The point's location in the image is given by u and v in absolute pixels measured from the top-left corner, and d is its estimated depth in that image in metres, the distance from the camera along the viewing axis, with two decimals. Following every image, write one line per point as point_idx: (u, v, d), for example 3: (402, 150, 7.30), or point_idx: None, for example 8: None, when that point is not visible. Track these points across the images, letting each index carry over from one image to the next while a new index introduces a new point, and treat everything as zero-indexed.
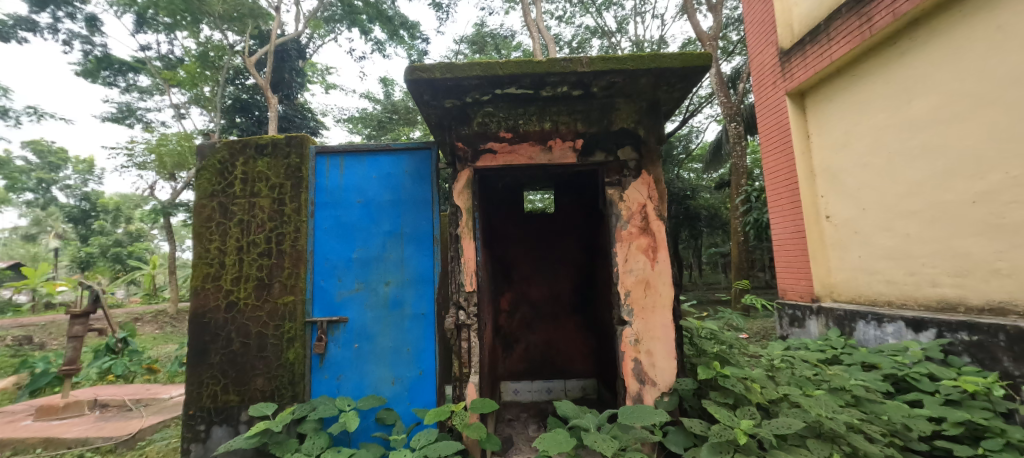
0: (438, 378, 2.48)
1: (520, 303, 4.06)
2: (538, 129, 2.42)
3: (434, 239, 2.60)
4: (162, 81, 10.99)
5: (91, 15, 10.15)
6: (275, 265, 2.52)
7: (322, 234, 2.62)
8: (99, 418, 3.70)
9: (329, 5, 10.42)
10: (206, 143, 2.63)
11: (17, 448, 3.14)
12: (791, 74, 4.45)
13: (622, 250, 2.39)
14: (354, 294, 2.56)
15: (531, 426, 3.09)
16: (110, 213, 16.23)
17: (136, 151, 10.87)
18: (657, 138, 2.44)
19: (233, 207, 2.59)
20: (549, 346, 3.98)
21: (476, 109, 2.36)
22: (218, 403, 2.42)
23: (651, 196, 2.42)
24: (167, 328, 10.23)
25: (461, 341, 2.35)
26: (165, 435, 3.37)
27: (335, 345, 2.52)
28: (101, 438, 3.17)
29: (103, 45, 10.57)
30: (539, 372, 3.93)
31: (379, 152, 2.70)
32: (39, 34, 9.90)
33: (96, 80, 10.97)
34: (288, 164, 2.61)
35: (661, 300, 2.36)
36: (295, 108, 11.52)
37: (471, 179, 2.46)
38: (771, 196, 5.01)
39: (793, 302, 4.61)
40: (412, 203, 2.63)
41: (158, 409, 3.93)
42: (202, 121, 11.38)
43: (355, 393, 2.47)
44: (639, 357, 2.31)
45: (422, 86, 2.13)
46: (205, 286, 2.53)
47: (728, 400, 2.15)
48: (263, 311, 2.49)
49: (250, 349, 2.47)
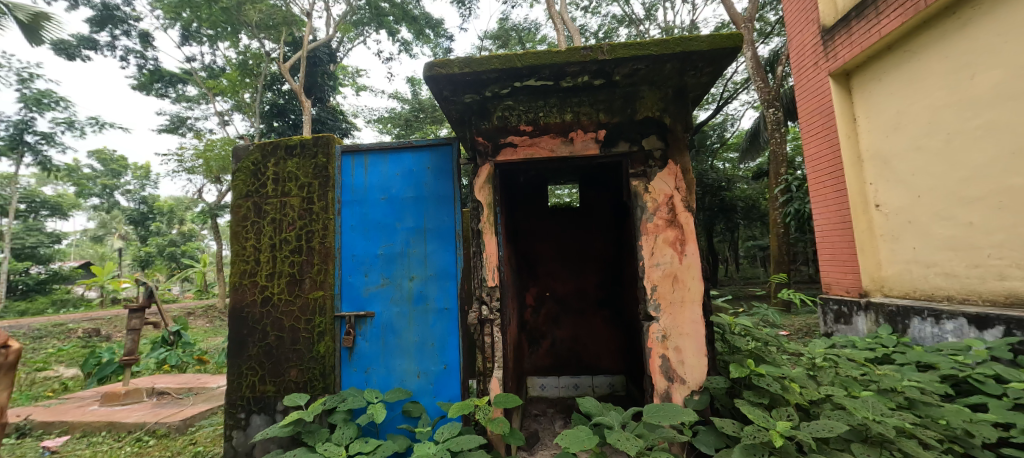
0: (463, 372, 2.49)
1: (546, 298, 4.03)
2: (559, 121, 2.36)
3: (455, 234, 2.60)
4: (207, 90, 11.66)
5: (143, 31, 10.91)
6: (306, 262, 2.62)
7: (348, 231, 2.68)
8: (156, 404, 4.00)
9: (358, 9, 10.67)
10: (242, 145, 2.78)
11: (86, 430, 3.47)
12: (833, 53, 4.15)
13: (648, 243, 2.32)
14: (380, 289, 2.62)
15: (557, 422, 3.08)
16: (165, 215, 17.42)
17: (185, 157, 11.58)
18: (683, 127, 2.34)
19: (266, 207, 2.70)
20: (576, 342, 3.95)
21: (496, 102, 2.35)
22: (256, 392, 2.55)
23: (678, 187, 2.33)
24: (217, 322, 10.88)
25: (485, 335, 2.36)
26: (212, 422, 3.59)
27: (362, 339, 2.59)
28: (156, 423, 3.42)
29: (154, 59, 11.34)
30: (565, 368, 3.90)
31: (402, 149, 2.73)
32: (100, 52, 10.75)
33: (149, 92, 11.76)
34: (315, 163, 2.70)
35: (690, 295, 2.27)
36: (328, 110, 11.89)
37: (491, 174, 2.46)
38: (813, 185, 4.70)
39: (838, 297, 4.33)
40: (434, 199, 2.65)
41: (207, 398, 4.19)
42: (243, 126, 11.99)
43: (382, 385, 2.54)
44: (667, 354, 2.24)
45: (442, 82, 2.15)
46: (242, 282, 2.67)
47: (763, 400, 2.04)
48: (295, 305, 2.59)
49: (283, 342, 2.58)
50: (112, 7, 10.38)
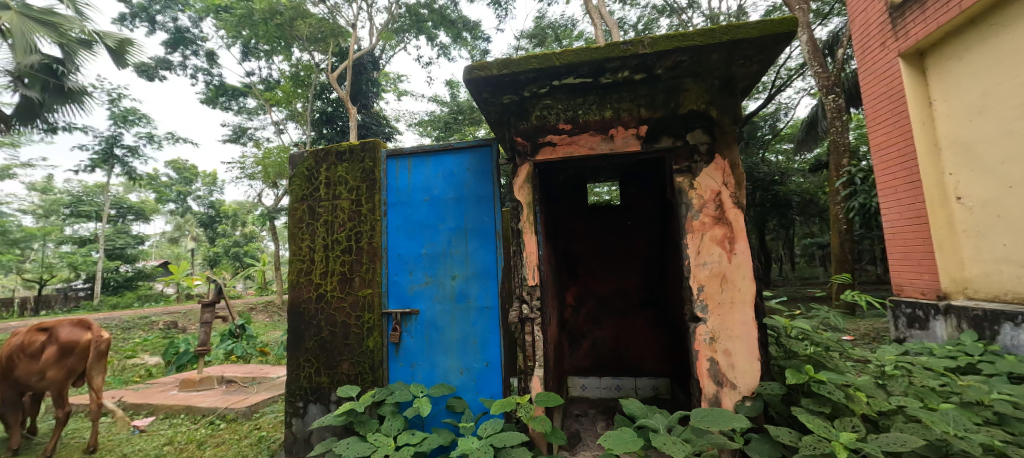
0: (504, 370, 2.53)
1: (586, 297, 3.98)
2: (598, 118, 2.34)
3: (496, 233, 2.64)
4: (264, 101, 12.56)
5: (210, 50, 11.94)
6: (355, 260, 2.76)
7: (394, 231, 2.80)
8: (225, 391, 4.38)
9: (399, 17, 11.06)
10: (297, 152, 2.98)
11: (168, 412, 3.87)
12: (903, 32, 3.78)
13: (693, 241, 2.24)
14: (424, 287, 2.71)
15: (599, 423, 3.04)
16: (230, 218, 18.97)
17: (246, 164, 12.54)
18: (732, 119, 2.22)
19: (319, 209, 2.88)
20: (618, 342, 3.87)
21: (535, 102, 2.36)
22: (312, 383, 2.73)
23: (726, 182, 2.23)
24: (276, 316, 11.71)
25: (525, 334, 2.37)
26: (274, 409, 3.88)
27: (408, 335, 2.69)
28: (227, 408, 3.75)
29: (219, 76, 12.39)
30: (607, 369, 3.85)
31: (443, 151, 2.80)
32: (173, 71, 11.88)
33: (216, 106, 12.85)
34: (363, 167, 2.84)
35: (740, 296, 2.17)
36: (372, 116, 12.43)
37: (531, 173, 2.47)
38: (880, 176, 4.32)
39: (911, 299, 3.95)
40: (475, 199, 2.70)
41: (268, 387, 4.53)
42: (297, 134, 12.80)
43: (427, 380, 2.62)
44: (716, 357, 2.15)
45: (481, 84, 2.21)
46: (300, 280, 2.86)
47: (824, 409, 1.91)
48: (346, 302, 2.74)
49: (336, 336, 2.73)
50: (184, 30, 11.46)
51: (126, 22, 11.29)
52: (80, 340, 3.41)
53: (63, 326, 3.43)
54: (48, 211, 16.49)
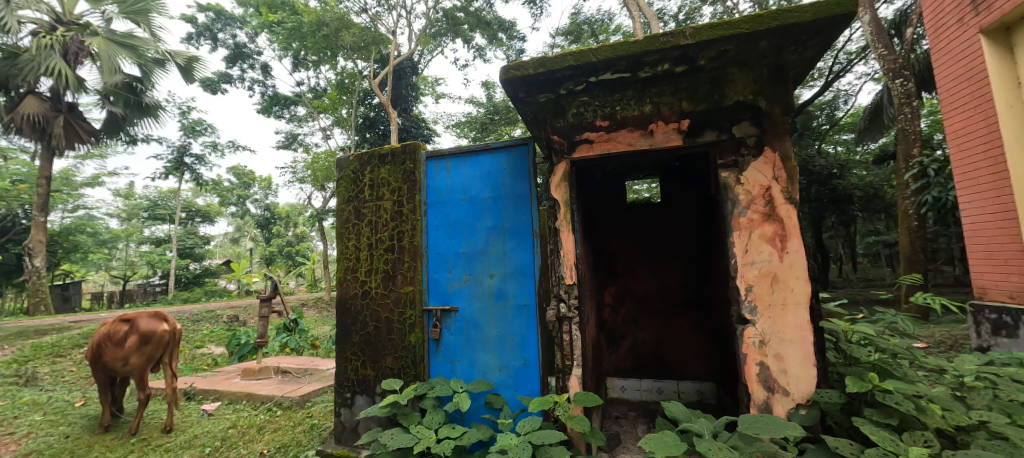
0: (542, 368, 2.53)
1: (625, 297, 3.90)
2: (637, 114, 2.28)
3: (533, 232, 2.65)
4: (313, 109, 13.31)
5: (264, 63, 12.82)
6: (397, 258, 2.87)
7: (434, 230, 2.88)
8: (281, 381, 4.70)
9: (436, 22, 11.34)
10: (343, 157, 3.14)
11: (232, 398, 4.20)
12: (984, 5, 3.39)
13: (741, 239, 2.14)
14: (463, 285, 2.76)
15: (640, 426, 2.96)
16: (284, 219, 20.30)
17: (297, 168, 13.34)
18: (784, 109, 2.10)
19: (364, 209, 3.01)
20: (659, 344, 3.76)
21: (571, 100, 2.34)
22: (359, 375, 2.87)
23: (776, 177, 2.11)
24: (325, 312, 12.39)
25: (563, 333, 2.36)
26: (324, 399, 4.11)
27: (448, 332, 2.76)
28: (282, 396, 4.01)
29: (273, 86, 13.28)
30: (648, 370, 3.75)
31: (480, 152, 2.84)
32: (233, 84, 12.87)
33: (270, 115, 13.79)
34: (404, 169, 2.95)
35: (793, 297, 2.04)
36: (412, 119, 12.86)
37: (568, 171, 2.46)
38: (959, 167, 3.89)
39: (996, 304, 3.55)
40: (512, 199, 2.72)
41: (318, 378, 4.80)
42: (342, 139, 13.46)
43: (466, 376, 2.68)
44: (767, 362, 2.04)
45: (517, 83, 2.23)
46: (347, 277, 3.01)
47: (891, 420, 1.76)
48: (389, 298, 2.86)
49: (380, 331, 2.85)
50: (242, 46, 12.39)
51: (193, 41, 12.37)
52: (157, 331, 3.78)
53: (142, 318, 3.81)
54: (131, 214, 18.42)
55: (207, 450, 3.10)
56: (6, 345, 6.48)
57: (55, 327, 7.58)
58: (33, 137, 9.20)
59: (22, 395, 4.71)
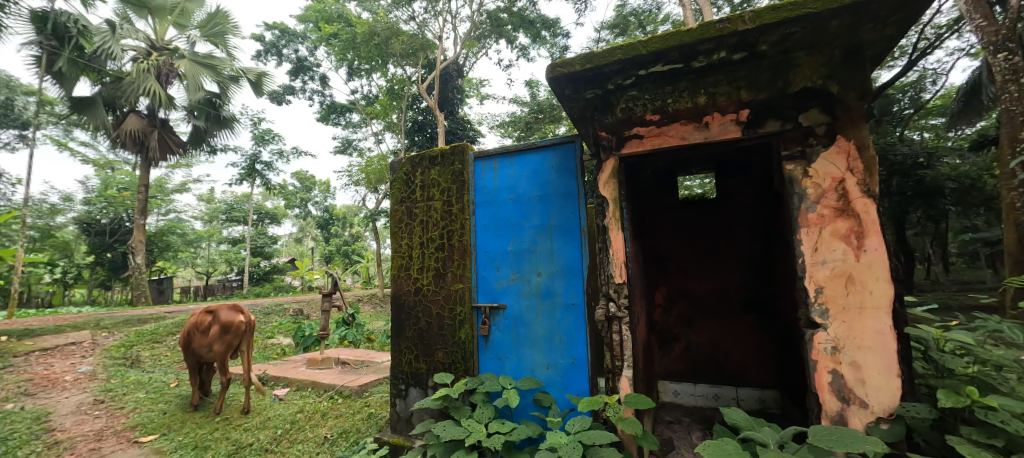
0: (591, 368, 2.50)
1: (678, 298, 3.74)
2: (691, 106, 2.18)
3: (582, 230, 2.62)
4: (366, 115, 14.04)
5: (322, 74, 13.73)
6: (448, 257, 2.96)
7: (482, 229, 2.93)
8: (341, 371, 5.03)
9: (480, 24, 11.52)
10: (396, 160, 3.28)
11: (299, 385, 4.56)
12: None
13: (809, 237, 1.98)
14: (511, 283, 2.79)
15: (695, 432, 2.84)
16: (341, 220, 21.63)
17: (353, 172, 14.14)
18: (859, 93, 1.91)
19: (416, 210, 3.14)
20: (715, 348, 3.58)
21: (620, 94, 2.29)
22: (412, 368, 3.00)
23: (850, 169, 1.93)
24: (379, 308, 13.05)
25: (613, 333, 2.31)
26: (380, 390, 4.34)
27: (497, 329, 2.80)
28: (343, 385, 4.29)
29: (330, 96, 14.19)
30: (703, 375, 3.58)
31: (527, 150, 2.85)
32: (296, 95, 13.89)
33: (328, 123, 14.73)
34: (453, 170, 3.04)
35: (873, 299, 1.86)
36: (458, 121, 13.16)
37: (617, 168, 2.40)
38: None
39: None
40: (560, 197, 2.70)
41: (374, 370, 5.08)
42: (393, 142, 14.09)
43: (515, 373, 2.71)
44: (841, 370, 1.88)
45: (564, 81, 2.22)
46: (400, 274, 3.15)
47: (996, 442, 1.56)
48: (440, 295, 2.96)
49: (432, 327, 2.96)
50: (303, 59, 13.34)
51: (262, 58, 13.50)
52: (235, 321, 4.18)
53: (223, 310, 4.24)
54: (211, 217, 20.50)
55: (278, 432, 3.39)
56: (115, 332, 7.47)
57: (153, 317, 8.63)
58: (135, 151, 10.50)
59: (130, 375, 5.42)
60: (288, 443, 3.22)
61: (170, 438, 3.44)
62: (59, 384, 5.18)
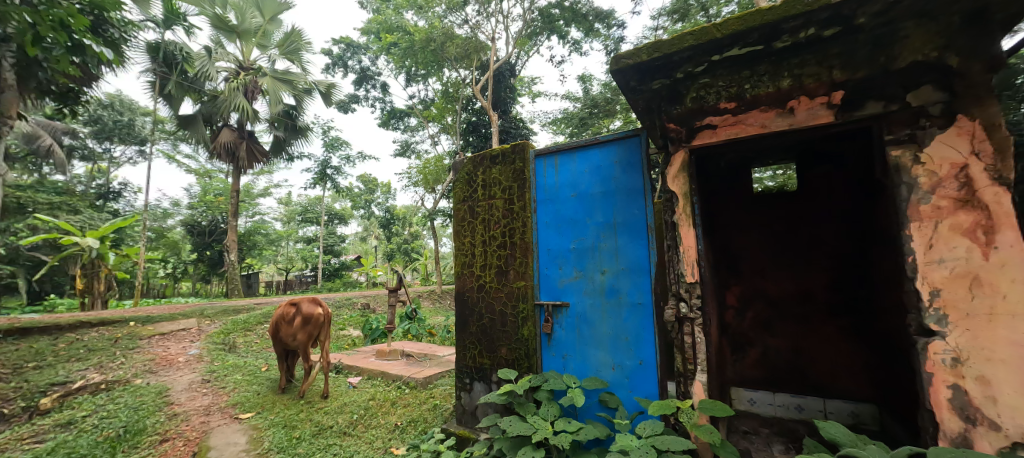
0: (660, 371, 2.40)
1: (753, 299, 3.48)
2: (771, 90, 2.01)
3: (648, 227, 2.51)
4: (423, 118, 14.64)
5: (383, 82, 14.52)
6: (510, 255, 3.00)
7: (543, 227, 2.93)
8: (407, 363, 5.31)
9: (532, 22, 11.50)
10: (458, 160, 3.38)
11: (370, 374, 4.88)
12: None
13: (922, 232, 1.74)
14: (573, 281, 2.76)
15: (776, 445, 2.62)
16: (402, 220, 22.77)
17: (412, 173, 14.82)
18: (986, 64, 1.64)
19: (478, 208, 3.21)
20: (798, 355, 3.27)
21: (690, 83, 2.16)
22: (476, 363, 3.08)
23: (975, 153, 1.66)
24: (437, 303, 13.56)
25: (684, 335, 2.20)
26: (443, 382, 4.52)
27: (560, 327, 2.78)
28: (409, 377, 4.52)
29: (390, 102, 14.97)
30: (783, 383, 3.30)
31: (589, 146, 2.80)
32: (360, 103, 14.82)
33: (389, 128, 15.56)
34: (514, 168, 3.07)
35: (1008, 306, 1.59)
36: (511, 120, 13.28)
37: (687, 161, 2.27)
38: None
39: None
40: (624, 193, 2.62)
41: (437, 363, 5.30)
42: (449, 144, 14.56)
43: (579, 373, 2.68)
44: (964, 386, 1.63)
45: (629, 72, 2.15)
46: (463, 271, 3.25)
47: None
48: (503, 293, 3.00)
49: (495, 323, 3.02)
50: (366, 69, 14.21)
51: (330, 70, 14.57)
52: (315, 313, 4.58)
53: (304, 302, 4.65)
54: (289, 218, 22.59)
55: (354, 417, 3.64)
56: (216, 320, 8.50)
57: (245, 308, 9.71)
58: (229, 161, 11.82)
59: (228, 359, 6.14)
60: (363, 427, 3.46)
61: (264, 417, 3.84)
62: (174, 364, 6.01)
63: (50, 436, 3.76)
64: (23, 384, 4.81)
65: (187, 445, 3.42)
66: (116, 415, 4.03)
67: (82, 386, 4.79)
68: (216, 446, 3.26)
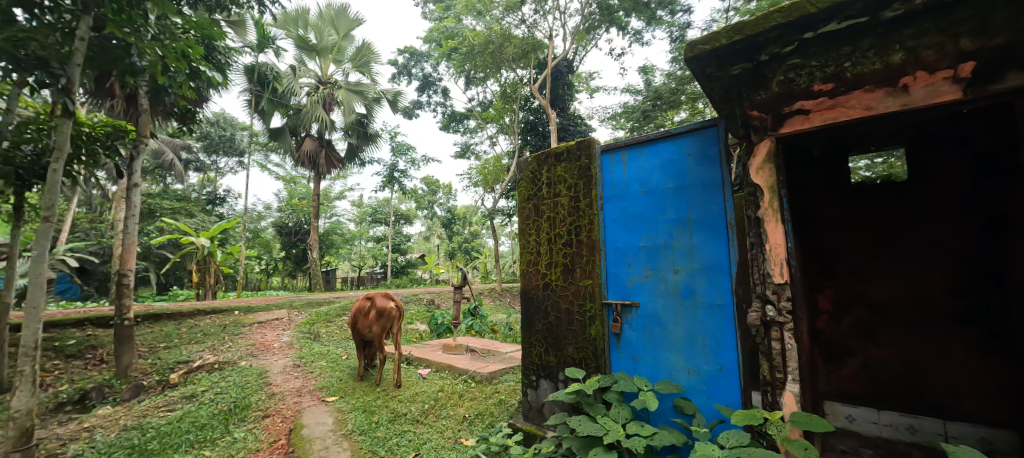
0: (743, 378, 2.23)
1: (852, 304, 3.13)
2: (878, 68, 1.77)
3: (728, 223, 2.34)
4: (482, 120, 15.00)
5: (444, 87, 15.11)
6: (576, 253, 2.97)
7: (611, 225, 2.85)
8: (472, 357, 5.48)
9: (590, 16, 11.26)
10: (522, 159, 3.41)
11: (438, 367, 5.12)
12: None
13: None
14: (644, 281, 2.66)
15: None
16: (462, 219, 23.54)
17: (472, 174, 15.26)
18: None
19: (543, 206, 3.22)
20: (910, 368, 2.88)
21: (776, 66, 1.98)
22: (542, 360, 3.09)
23: None
24: (498, 301, 13.82)
25: (772, 341, 2.02)
26: (508, 378, 4.60)
27: (629, 328, 2.70)
28: (475, 371, 4.67)
29: (450, 106, 15.53)
30: (889, 400, 2.92)
31: (659, 139, 2.68)
32: (424, 108, 15.57)
33: (450, 130, 16.15)
34: (579, 165, 3.03)
35: None
36: (569, 117, 13.15)
37: (774, 150, 2.08)
38: None
39: None
40: (700, 187, 2.47)
41: (501, 359, 5.41)
42: (507, 144, 14.77)
43: (650, 375, 2.58)
44: None
45: (706, 58, 2.03)
46: (529, 269, 3.28)
47: None
48: (569, 291, 2.98)
49: (561, 322, 3.00)
50: (429, 75, 14.88)
51: (396, 79, 15.46)
52: (388, 307, 4.91)
53: (378, 297, 5.01)
54: (361, 219, 24.38)
55: (426, 406, 3.84)
56: (302, 311, 9.43)
57: (326, 301, 10.67)
58: (311, 168, 13.03)
59: (314, 346, 6.79)
60: (435, 417, 3.64)
61: (347, 401, 4.19)
62: (270, 349, 6.78)
63: (179, 406, 4.44)
64: (157, 361, 5.75)
65: (285, 422, 3.84)
66: (227, 392, 4.66)
67: (201, 364, 5.58)
68: (308, 425, 3.61)
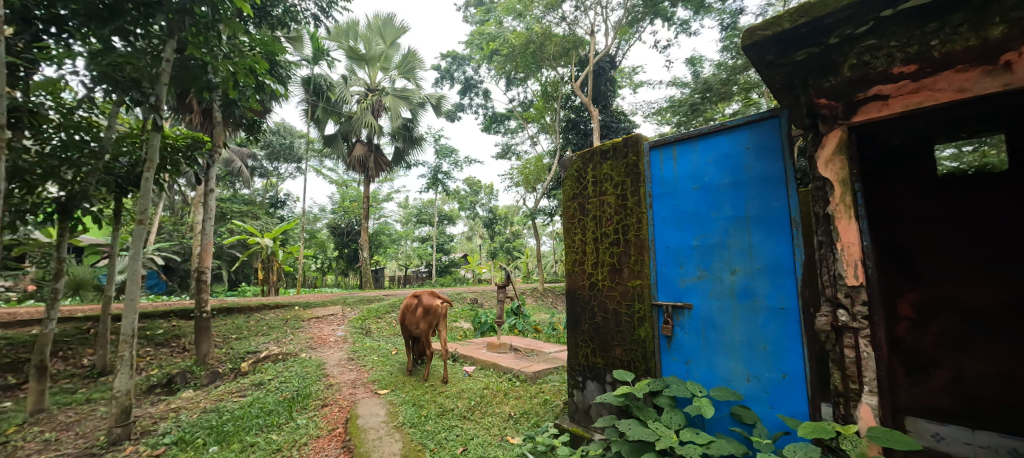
0: (810, 388, 2.07)
1: (938, 311, 2.84)
2: (973, 44, 1.58)
3: (792, 221, 2.18)
4: (523, 120, 15.04)
5: (485, 89, 15.32)
6: (624, 252, 2.90)
7: (661, 223, 2.76)
8: (516, 357, 5.51)
9: (633, 9, 10.93)
10: (567, 158, 3.38)
11: (483, 365, 5.20)
12: None
13: None
14: (697, 281, 2.55)
15: None
16: (503, 219, 23.74)
17: (513, 174, 15.35)
18: None
19: (588, 205, 3.18)
20: (1012, 384, 2.56)
21: (848, 48, 1.82)
22: (588, 361, 3.05)
23: None
24: (540, 301, 13.79)
25: (845, 348, 1.86)
26: (553, 378, 4.58)
27: (681, 330, 2.59)
28: (520, 370, 4.69)
29: (491, 107, 15.71)
30: (985, 418, 2.61)
31: (713, 133, 2.55)
32: (466, 110, 15.87)
33: (492, 131, 16.34)
34: (626, 162, 2.95)
35: None
36: (611, 113, 12.86)
37: (846, 140, 1.91)
38: None
39: None
40: (760, 183, 2.32)
41: (545, 359, 5.39)
42: (548, 143, 14.71)
43: (705, 381, 2.47)
44: None
45: (766, 44, 1.91)
46: (574, 269, 3.25)
47: None
48: (617, 291, 2.92)
49: (608, 322, 2.95)
50: (470, 78, 15.14)
51: (440, 83, 15.88)
52: (434, 304, 5.04)
53: (425, 294, 5.17)
54: (407, 220, 25.28)
55: (472, 403, 3.92)
56: (354, 308, 9.95)
57: (376, 298, 11.18)
58: (361, 172, 13.71)
59: (366, 341, 7.14)
60: (481, 413, 3.70)
61: (397, 394, 4.37)
62: (327, 342, 7.22)
63: (249, 392, 4.85)
64: (229, 351, 6.31)
65: (342, 412, 4.07)
66: (290, 381, 5.02)
67: (267, 355, 6.05)
68: (363, 415, 3.81)
